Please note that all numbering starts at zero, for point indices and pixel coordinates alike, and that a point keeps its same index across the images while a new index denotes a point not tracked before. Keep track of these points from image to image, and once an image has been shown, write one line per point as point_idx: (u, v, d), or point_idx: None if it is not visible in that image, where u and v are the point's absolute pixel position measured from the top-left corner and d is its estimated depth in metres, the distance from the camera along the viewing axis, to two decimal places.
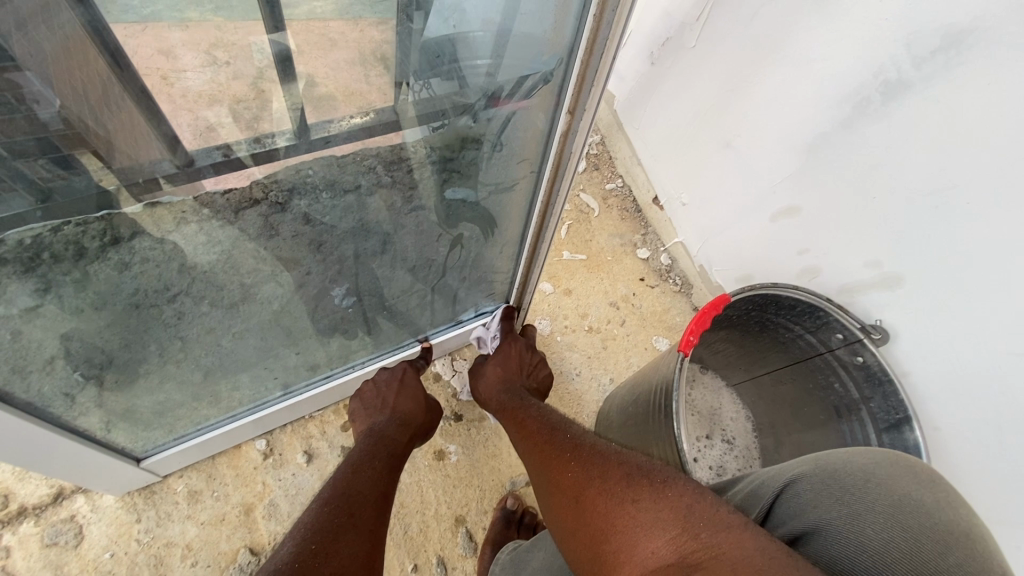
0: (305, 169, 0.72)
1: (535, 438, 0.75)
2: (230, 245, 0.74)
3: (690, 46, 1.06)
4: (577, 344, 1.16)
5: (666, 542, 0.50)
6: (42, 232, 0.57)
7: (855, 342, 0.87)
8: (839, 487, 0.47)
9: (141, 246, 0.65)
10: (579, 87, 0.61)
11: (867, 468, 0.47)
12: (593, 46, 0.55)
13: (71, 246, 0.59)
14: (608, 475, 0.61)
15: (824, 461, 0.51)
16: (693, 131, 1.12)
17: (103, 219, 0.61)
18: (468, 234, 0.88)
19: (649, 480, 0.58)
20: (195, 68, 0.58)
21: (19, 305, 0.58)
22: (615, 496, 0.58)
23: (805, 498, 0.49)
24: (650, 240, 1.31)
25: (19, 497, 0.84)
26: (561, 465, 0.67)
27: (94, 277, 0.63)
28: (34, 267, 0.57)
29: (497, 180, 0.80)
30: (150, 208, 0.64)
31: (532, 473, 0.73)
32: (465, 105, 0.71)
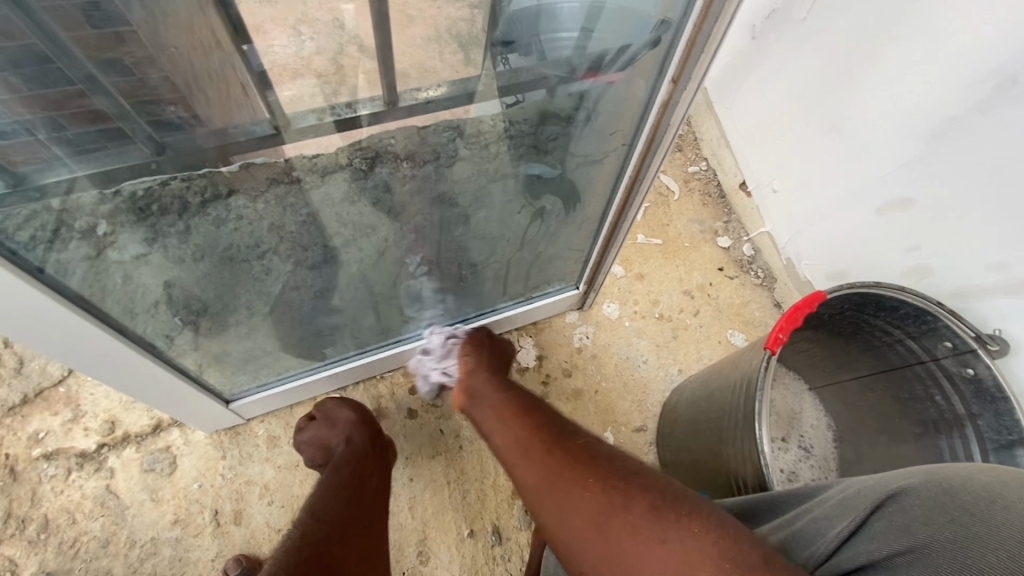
0: (388, 138, 0.83)
1: (538, 447, 0.65)
2: (326, 203, 0.82)
3: (800, 19, 0.98)
4: (646, 331, 1.12)
5: None
6: (153, 185, 0.66)
7: (967, 353, 0.78)
8: (953, 504, 0.44)
9: (236, 204, 0.75)
10: (687, 53, 0.56)
11: (993, 487, 0.43)
12: (709, 8, 0.51)
13: (176, 199, 0.69)
14: (631, 504, 0.55)
15: (938, 474, 0.47)
16: (795, 113, 1.03)
17: (204, 175, 0.73)
18: (550, 207, 0.87)
19: (678, 507, 0.53)
20: (282, 43, 0.79)
21: (130, 252, 0.65)
22: (642, 534, 0.52)
23: (911, 514, 0.45)
24: (732, 228, 1.23)
25: (124, 424, 0.91)
26: (575, 486, 0.59)
27: (193, 232, 0.71)
28: (145, 217, 0.65)
29: (586, 152, 0.79)
30: (247, 167, 0.77)
31: (530, 481, 0.63)
32: (551, 80, 0.74)
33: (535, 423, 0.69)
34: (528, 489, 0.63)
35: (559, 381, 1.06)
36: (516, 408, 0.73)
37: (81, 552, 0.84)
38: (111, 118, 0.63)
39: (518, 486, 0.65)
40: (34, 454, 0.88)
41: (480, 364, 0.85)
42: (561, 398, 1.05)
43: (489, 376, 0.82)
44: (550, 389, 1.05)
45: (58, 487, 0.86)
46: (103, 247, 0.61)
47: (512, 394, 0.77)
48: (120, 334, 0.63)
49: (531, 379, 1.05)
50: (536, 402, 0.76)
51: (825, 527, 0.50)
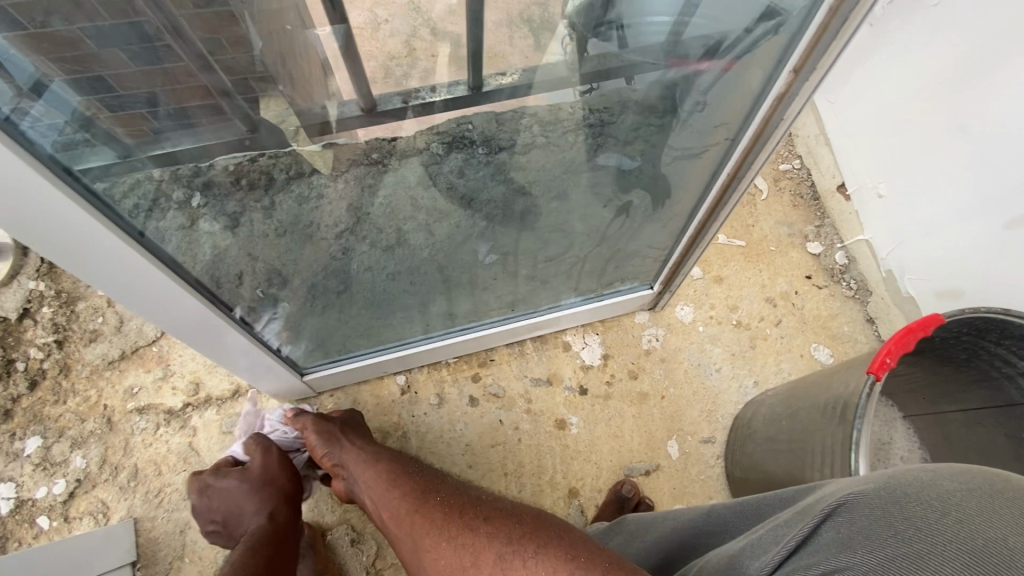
0: (466, 123, 0.79)
1: (404, 515, 0.68)
2: (397, 188, 0.79)
3: (931, 4, 0.86)
4: (721, 338, 1.06)
5: None
6: (242, 161, 0.65)
7: None
8: (901, 517, 0.38)
9: (319, 182, 0.73)
10: (815, 42, 0.51)
11: (953, 496, 0.38)
12: None
13: (264, 175, 0.67)
14: (480, 564, 0.58)
15: (896, 482, 0.41)
16: (914, 110, 0.93)
17: (289, 154, 0.69)
18: (637, 201, 0.83)
19: (523, 554, 0.56)
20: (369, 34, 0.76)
21: (219, 224, 0.66)
22: None
23: (856, 527, 0.39)
24: (825, 233, 1.14)
25: (208, 386, 0.96)
26: (432, 550, 0.63)
27: (277, 209, 0.70)
28: (234, 193, 0.65)
29: (686, 144, 0.74)
30: (327, 148, 0.74)
31: (404, 547, 0.67)
32: (631, 63, 0.72)
33: (404, 489, 0.72)
34: (403, 548, 0.68)
35: (623, 383, 1.02)
36: (386, 475, 0.76)
37: (164, 502, 0.90)
38: (208, 91, 0.60)
39: (399, 547, 0.69)
40: (128, 407, 0.94)
41: (347, 440, 0.82)
42: (625, 400, 1.01)
43: (358, 447, 0.81)
44: (614, 389, 1.02)
45: (147, 440, 0.93)
46: (195, 218, 0.63)
47: (385, 457, 0.79)
48: (214, 305, 0.69)
49: (594, 378, 1.02)
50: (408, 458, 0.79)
51: (769, 544, 0.44)
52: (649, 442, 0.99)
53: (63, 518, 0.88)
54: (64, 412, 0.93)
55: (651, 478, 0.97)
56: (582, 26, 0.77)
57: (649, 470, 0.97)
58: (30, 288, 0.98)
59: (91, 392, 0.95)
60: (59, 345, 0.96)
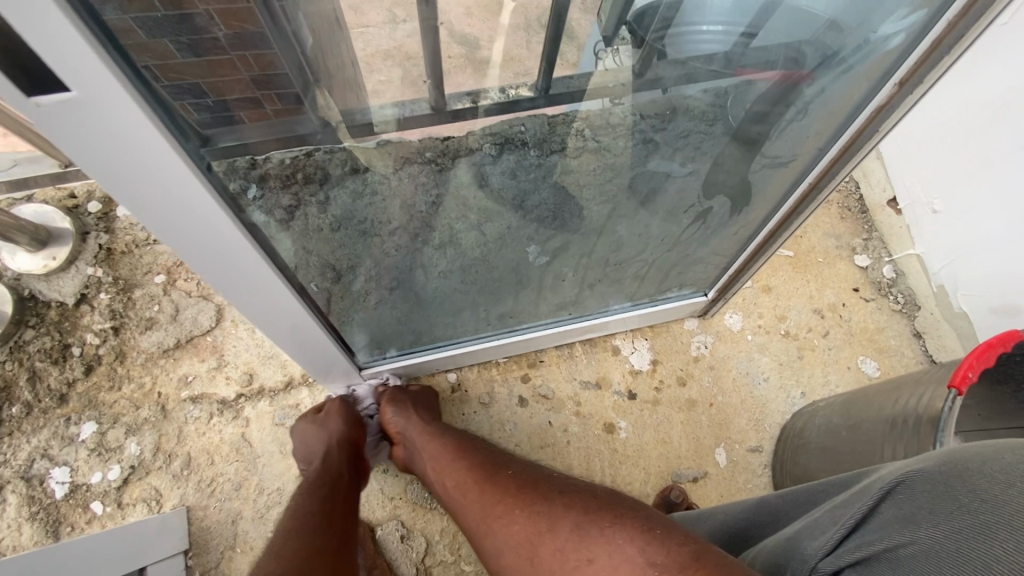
0: (519, 124, 0.71)
1: (474, 486, 0.69)
2: (452, 189, 0.76)
3: (1002, 24, 0.84)
4: (769, 347, 1.06)
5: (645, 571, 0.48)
6: (296, 156, 0.59)
7: None
8: (965, 490, 0.40)
9: (373, 180, 0.68)
10: (928, 55, 0.53)
11: (1012, 469, 0.39)
12: (974, 5, 0.47)
13: (318, 170, 0.63)
14: (556, 528, 0.56)
15: (958, 458, 0.43)
16: (973, 128, 0.93)
17: (345, 150, 0.63)
18: (719, 208, 0.83)
19: (601, 522, 0.54)
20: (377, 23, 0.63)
21: (276, 216, 0.62)
22: (568, 557, 0.53)
23: (919, 501, 0.42)
24: (873, 246, 1.14)
25: (262, 377, 0.97)
26: (503, 517, 0.62)
27: (331, 204, 0.67)
28: (287, 186, 0.61)
29: (776, 153, 0.73)
30: (382, 146, 0.66)
31: (469, 520, 0.66)
32: (697, 70, 0.67)
33: (467, 466, 0.73)
34: (468, 520, 0.67)
35: (672, 389, 1.02)
36: (452, 450, 0.77)
37: (217, 492, 0.90)
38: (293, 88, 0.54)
39: (463, 522, 0.68)
40: (182, 396, 0.95)
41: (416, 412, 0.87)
42: (674, 406, 1.01)
43: (424, 423, 0.85)
44: (663, 395, 1.02)
45: (200, 429, 0.93)
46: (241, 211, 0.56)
47: (452, 436, 0.81)
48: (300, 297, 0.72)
49: (643, 383, 1.03)
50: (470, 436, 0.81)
51: (828, 523, 0.46)
52: (697, 449, 0.99)
53: (116, 505, 0.88)
54: (119, 398, 0.94)
55: (699, 485, 0.97)
56: (650, 36, 0.67)
57: (697, 477, 0.97)
58: (88, 274, 0.99)
59: (146, 379, 0.95)
60: (114, 331, 0.97)
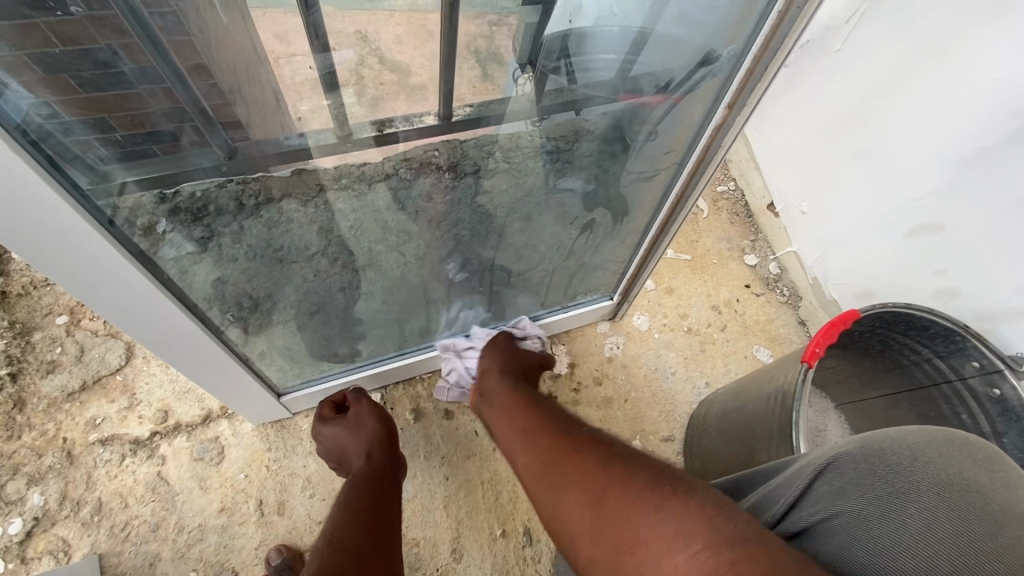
0: (433, 150, 0.79)
1: (543, 436, 0.69)
2: (372, 211, 0.82)
3: (834, 50, 1.01)
4: (675, 344, 1.15)
5: (689, 557, 0.41)
6: (209, 187, 0.65)
7: (994, 373, 0.81)
8: (883, 466, 0.42)
9: (288, 208, 0.73)
10: (745, 82, 0.61)
11: (915, 445, 0.43)
12: (770, 42, 0.56)
13: (230, 201, 0.67)
14: (633, 476, 0.53)
15: (869, 439, 0.45)
16: (822, 139, 1.08)
17: (257, 179, 0.68)
18: (600, 220, 0.92)
19: (664, 488, 0.49)
20: (302, 53, 0.67)
21: (187, 248, 0.65)
22: (635, 506, 0.49)
23: (847, 477, 0.43)
24: (759, 246, 1.27)
25: (177, 413, 0.95)
26: (576, 463, 0.60)
27: (247, 233, 0.71)
28: (199, 219, 0.65)
29: (638, 169, 0.84)
30: (300, 173, 0.73)
31: (534, 469, 0.65)
32: (588, 96, 0.80)
33: (536, 425, 0.72)
34: (534, 472, 0.65)
35: (589, 389, 1.09)
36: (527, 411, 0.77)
37: (133, 535, 0.87)
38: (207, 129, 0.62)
39: (525, 475, 0.67)
40: (91, 439, 0.92)
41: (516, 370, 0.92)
42: (592, 405, 1.08)
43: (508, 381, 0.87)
44: (581, 396, 1.08)
45: (112, 471, 0.90)
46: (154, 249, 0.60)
47: (522, 395, 0.82)
48: (205, 326, 0.70)
49: (563, 386, 1.09)
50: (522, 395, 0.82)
51: (768, 507, 0.49)
52: None
53: (18, 560, 0.83)
54: (19, 448, 0.89)
55: None
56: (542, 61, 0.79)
57: None
58: None
59: (49, 426, 0.91)
60: (12, 378, 0.93)
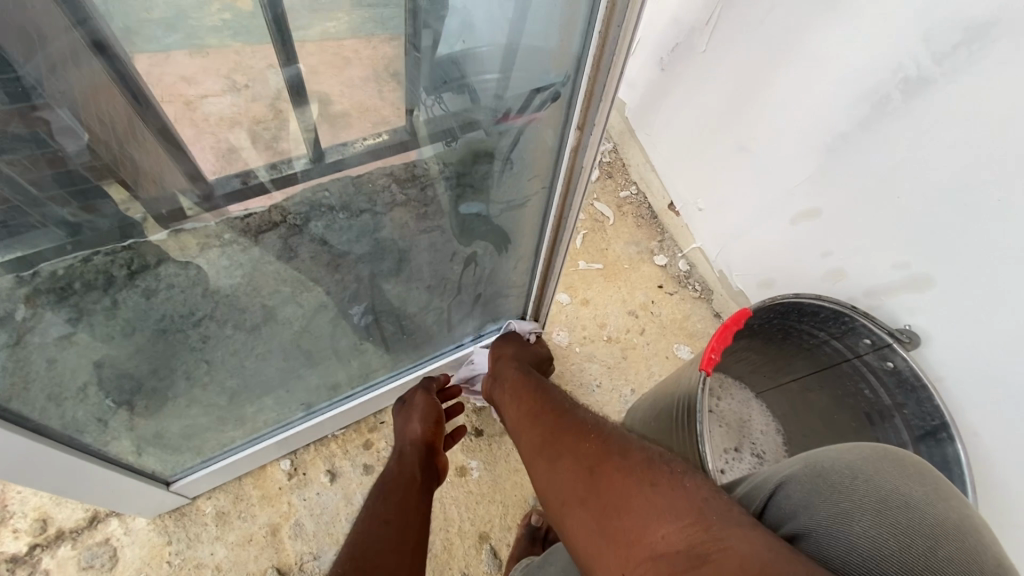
0: (322, 191, 0.81)
1: (548, 418, 0.70)
2: (258, 265, 0.80)
3: (700, 51, 1.03)
4: (597, 354, 1.15)
5: (677, 529, 0.46)
6: (72, 263, 0.63)
7: (884, 348, 0.82)
8: (828, 488, 0.43)
9: (167, 272, 0.72)
10: (588, 102, 0.59)
11: (853, 464, 0.44)
12: (600, 60, 0.54)
13: (100, 274, 0.65)
14: (628, 455, 0.57)
15: (814, 459, 0.46)
16: (706, 136, 1.09)
17: (130, 248, 0.68)
18: (481, 250, 0.88)
19: (657, 477, 0.52)
20: (216, 95, 0.75)
21: (53, 334, 0.62)
22: (633, 479, 0.53)
23: (796, 497, 0.45)
24: (667, 246, 1.29)
25: (58, 520, 0.85)
26: (559, 458, 0.63)
27: (120, 306, 0.67)
28: (66, 298, 0.62)
29: (508, 197, 0.80)
30: (176, 234, 0.73)
31: (535, 453, 0.68)
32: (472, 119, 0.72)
33: (531, 412, 0.74)
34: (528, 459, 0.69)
35: None
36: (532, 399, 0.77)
37: None
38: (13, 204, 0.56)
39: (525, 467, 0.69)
40: None
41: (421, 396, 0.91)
42: None
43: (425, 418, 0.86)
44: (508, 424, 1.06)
45: None
46: (23, 334, 0.59)
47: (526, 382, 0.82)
48: (39, 434, 0.62)
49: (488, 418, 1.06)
50: (542, 393, 0.77)
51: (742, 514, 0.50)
52: None
53: None
54: None
55: None
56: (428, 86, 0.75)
57: None
58: None
59: None
60: None
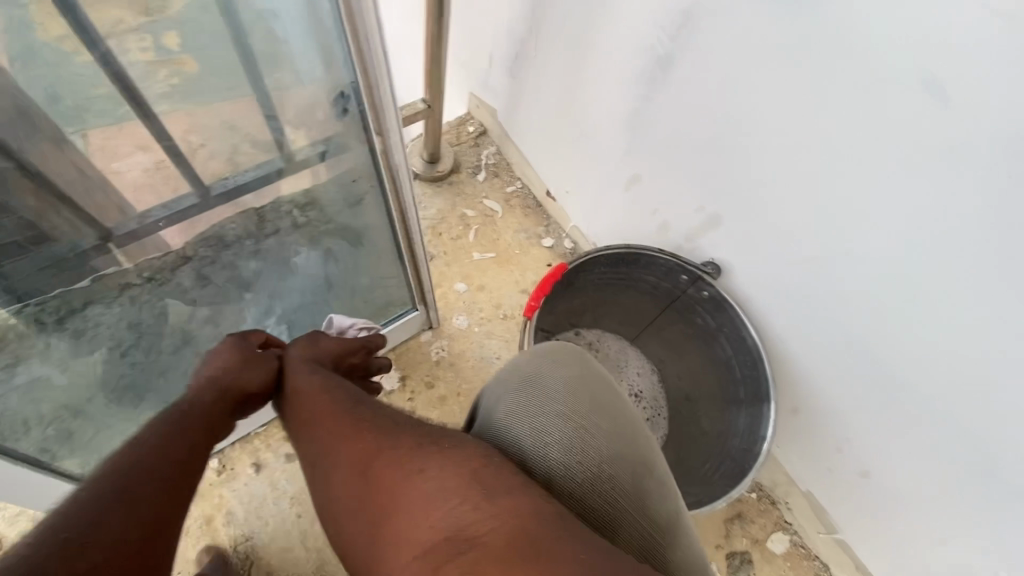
0: (227, 226, 1.02)
1: (317, 406, 0.70)
2: (176, 296, 1.03)
3: (533, 57, 1.19)
4: (495, 332, 1.29)
5: (447, 513, 0.49)
6: (7, 318, 0.87)
7: (699, 280, 0.99)
8: (557, 396, 0.57)
9: (92, 313, 0.96)
10: (376, 113, 0.74)
11: (552, 369, 0.60)
12: (368, 80, 0.69)
13: (32, 323, 0.90)
14: (398, 444, 0.58)
15: (528, 379, 0.60)
16: (556, 127, 1.25)
17: (57, 297, 0.91)
18: (336, 247, 1.08)
19: (428, 459, 0.55)
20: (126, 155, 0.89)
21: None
22: (404, 469, 0.55)
23: (543, 417, 0.56)
24: (553, 229, 1.44)
25: None
26: (335, 452, 0.63)
27: (53, 344, 0.92)
28: (2, 349, 0.86)
29: (346, 197, 0.99)
30: (98, 279, 0.95)
31: (308, 440, 0.69)
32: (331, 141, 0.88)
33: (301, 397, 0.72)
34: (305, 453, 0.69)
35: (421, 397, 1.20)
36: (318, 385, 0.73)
37: None
38: None
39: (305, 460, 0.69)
40: None
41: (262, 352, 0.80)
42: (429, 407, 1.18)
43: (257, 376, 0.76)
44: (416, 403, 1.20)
45: None
46: None
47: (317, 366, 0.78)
48: None
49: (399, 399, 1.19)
50: (330, 387, 0.72)
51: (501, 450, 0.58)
52: None
53: None
54: None
55: None
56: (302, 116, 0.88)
57: None
58: None
59: None
60: None
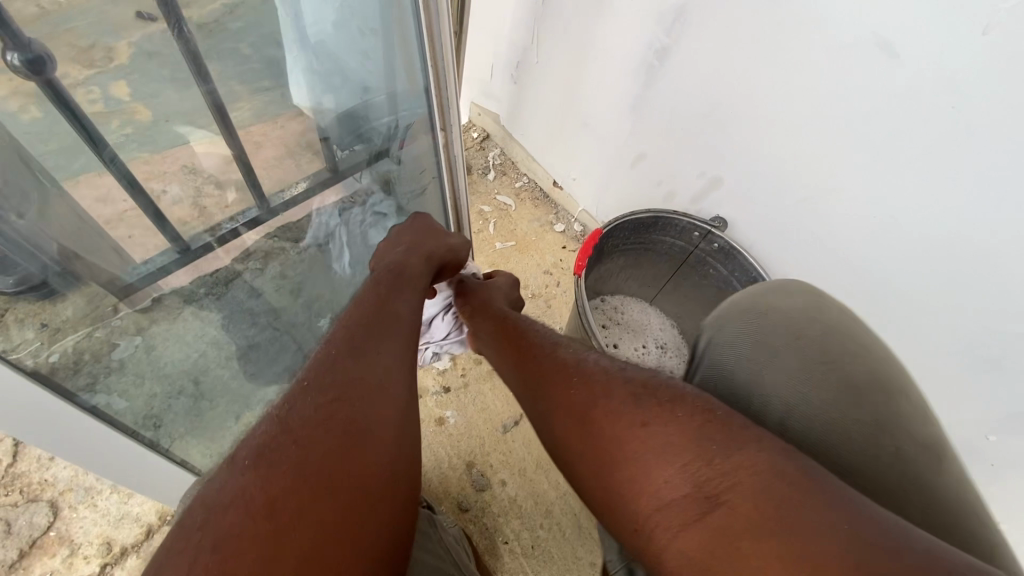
0: (271, 238, 1.05)
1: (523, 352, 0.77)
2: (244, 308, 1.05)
3: (535, 62, 1.35)
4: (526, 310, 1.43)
5: (680, 471, 0.52)
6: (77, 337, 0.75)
7: (710, 234, 1.14)
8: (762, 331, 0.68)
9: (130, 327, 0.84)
10: (440, 102, 0.89)
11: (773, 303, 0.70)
12: (437, 72, 0.84)
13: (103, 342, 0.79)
14: (611, 396, 0.61)
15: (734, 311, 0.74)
16: (560, 121, 1.41)
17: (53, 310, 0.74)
18: None
19: (655, 410, 0.57)
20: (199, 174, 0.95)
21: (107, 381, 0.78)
22: (626, 421, 0.58)
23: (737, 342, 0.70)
24: (562, 216, 1.59)
25: (120, 539, 1.07)
26: (550, 394, 0.67)
27: (125, 366, 0.81)
28: (76, 364, 0.72)
29: (410, 188, 1.12)
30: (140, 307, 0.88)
31: (511, 377, 0.77)
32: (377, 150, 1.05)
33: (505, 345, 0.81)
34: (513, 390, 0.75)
35: (472, 370, 1.31)
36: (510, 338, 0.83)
37: None
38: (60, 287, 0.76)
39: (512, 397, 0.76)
40: None
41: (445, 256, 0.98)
42: (480, 380, 1.30)
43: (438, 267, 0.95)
44: (469, 376, 1.31)
45: None
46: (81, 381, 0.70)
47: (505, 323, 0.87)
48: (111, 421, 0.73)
49: (452, 377, 1.30)
50: (518, 338, 0.81)
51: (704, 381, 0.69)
52: (507, 401, 1.28)
53: None
54: None
55: (520, 425, 1.26)
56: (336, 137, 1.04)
57: (517, 419, 1.26)
58: None
59: None
60: None
